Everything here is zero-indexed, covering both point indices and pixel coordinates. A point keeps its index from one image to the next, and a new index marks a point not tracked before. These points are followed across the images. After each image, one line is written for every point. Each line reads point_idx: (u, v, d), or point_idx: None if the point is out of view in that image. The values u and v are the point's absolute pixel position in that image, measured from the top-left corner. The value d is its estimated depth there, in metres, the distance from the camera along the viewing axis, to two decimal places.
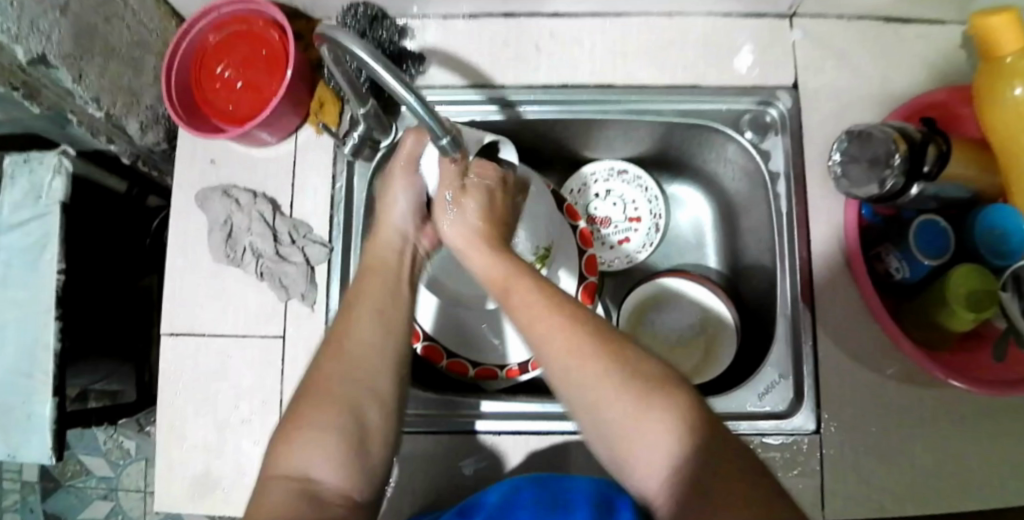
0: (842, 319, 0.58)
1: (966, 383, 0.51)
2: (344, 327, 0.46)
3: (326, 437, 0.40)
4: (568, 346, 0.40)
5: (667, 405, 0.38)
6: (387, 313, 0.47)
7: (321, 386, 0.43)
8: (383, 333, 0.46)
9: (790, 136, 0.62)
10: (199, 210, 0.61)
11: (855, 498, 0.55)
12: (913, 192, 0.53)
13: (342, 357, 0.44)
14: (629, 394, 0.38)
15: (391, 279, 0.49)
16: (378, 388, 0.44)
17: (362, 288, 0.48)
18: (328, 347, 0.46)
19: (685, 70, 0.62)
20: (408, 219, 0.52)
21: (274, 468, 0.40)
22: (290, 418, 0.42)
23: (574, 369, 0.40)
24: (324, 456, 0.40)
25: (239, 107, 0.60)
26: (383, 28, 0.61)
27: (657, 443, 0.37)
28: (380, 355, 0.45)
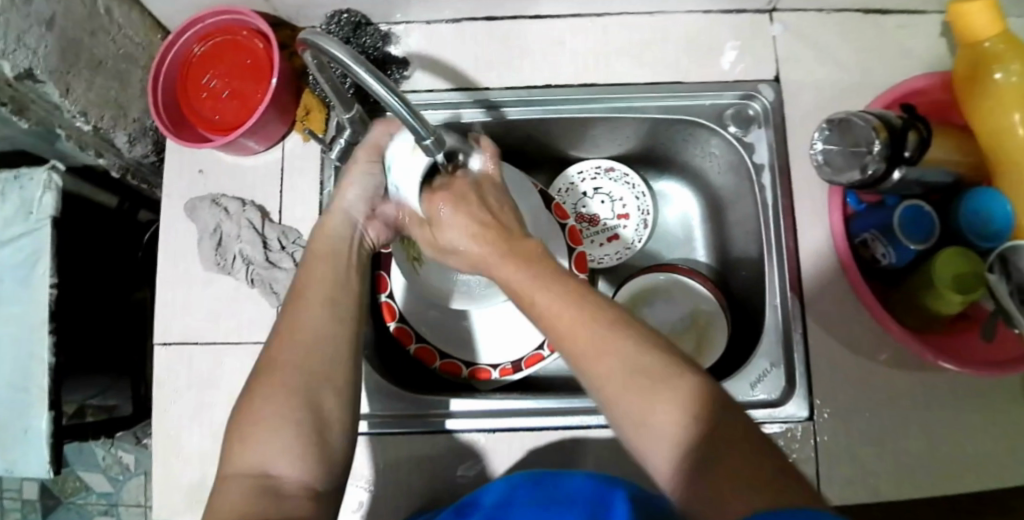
0: (830, 306, 0.58)
1: (956, 365, 0.52)
2: (292, 314, 0.46)
3: (280, 431, 0.40)
4: (577, 332, 0.39)
5: (681, 388, 0.35)
6: (333, 297, 0.47)
7: (275, 372, 0.43)
8: (331, 315, 0.46)
9: (773, 128, 0.62)
10: (189, 219, 0.62)
11: (852, 484, 0.55)
12: (895, 177, 0.53)
13: (293, 345, 0.44)
14: (639, 379, 0.36)
15: (336, 264, 0.50)
16: (331, 372, 0.43)
17: (307, 277, 0.48)
18: (277, 337, 0.45)
19: (668, 67, 0.63)
20: (358, 207, 0.54)
21: (235, 464, 0.40)
22: (243, 412, 0.42)
23: (584, 354, 0.38)
24: (280, 449, 0.39)
25: (226, 116, 0.60)
26: (366, 35, 0.62)
27: (665, 428, 0.34)
28: (328, 337, 0.45)
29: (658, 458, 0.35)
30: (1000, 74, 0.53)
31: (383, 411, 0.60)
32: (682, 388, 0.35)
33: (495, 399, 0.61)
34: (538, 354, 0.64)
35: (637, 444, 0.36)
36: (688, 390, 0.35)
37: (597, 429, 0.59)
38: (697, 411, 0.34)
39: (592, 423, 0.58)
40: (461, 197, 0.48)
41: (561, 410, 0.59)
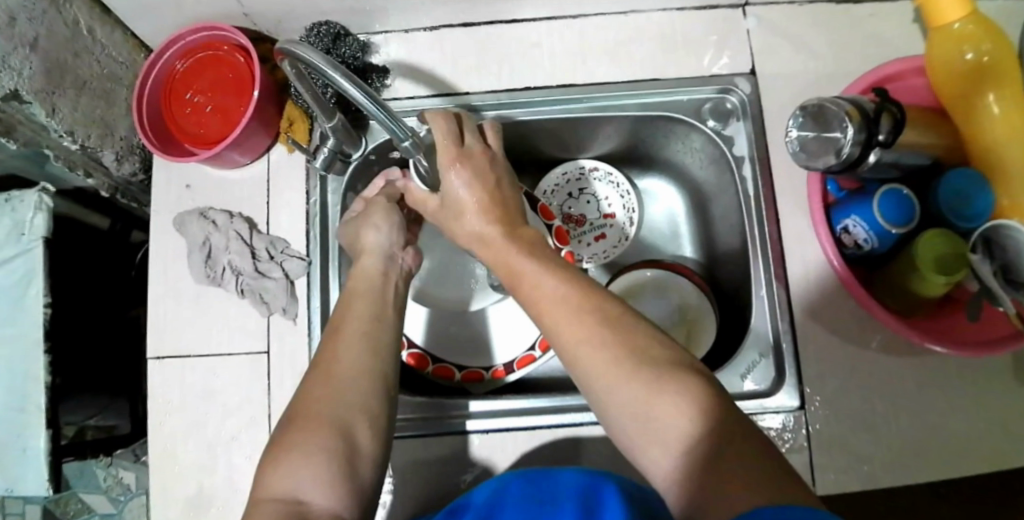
0: (815, 293, 0.59)
1: (947, 347, 0.52)
2: (331, 350, 0.46)
3: (314, 458, 0.39)
4: (578, 329, 0.39)
5: (679, 381, 0.36)
6: (371, 334, 0.47)
7: (309, 405, 0.42)
8: (370, 353, 0.46)
9: (751, 121, 0.63)
10: (178, 233, 0.63)
11: (847, 470, 0.55)
12: (870, 160, 0.53)
13: (329, 380, 0.44)
14: (638, 377, 0.36)
15: (374, 298, 0.50)
16: (367, 408, 0.43)
17: (344, 313, 0.49)
18: (312, 373, 0.45)
19: (645, 64, 0.64)
20: (386, 242, 0.55)
21: (265, 490, 0.38)
22: (279, 444, 0.41)
23: (588, 349, 0.38)
24: (314, 475, 0.38)
25: (210, 129, 0.61)
26: (346, 45, 0.62)
27: (670, 429, 0.35)
28: (369, 373, 0.45)
29: (655, 453, 0.35)
30: (971, 54, 0.54)
31: None
32: (678, 381, 0.36)
33: (488, 400, 0.61)
34: (530, 355, 0.66)
35: (634, 440, 0.36)
36: (688, 384, 0.36)
37: (590, 427, 0.59)
38: (697, 408, 0.34)
39: (584, 420, 0.58)
40: (473, 172, 0.49)
41: (555, 408, 0.60)
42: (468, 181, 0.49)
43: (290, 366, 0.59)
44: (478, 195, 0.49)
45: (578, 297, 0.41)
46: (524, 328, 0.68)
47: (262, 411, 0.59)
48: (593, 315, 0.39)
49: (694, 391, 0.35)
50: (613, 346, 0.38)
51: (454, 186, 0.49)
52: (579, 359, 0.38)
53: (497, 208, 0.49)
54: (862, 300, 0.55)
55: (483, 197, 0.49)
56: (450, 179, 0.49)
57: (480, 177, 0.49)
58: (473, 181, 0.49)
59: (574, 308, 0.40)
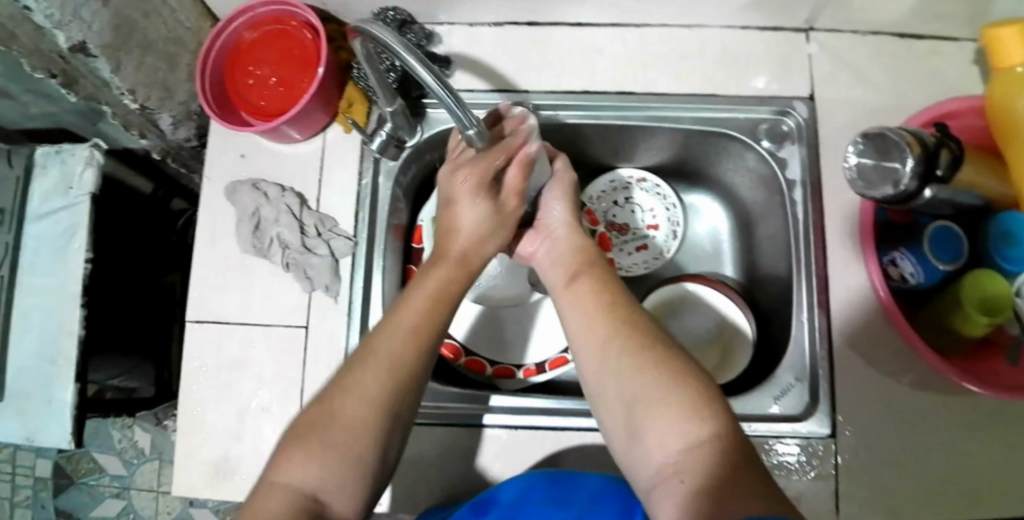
0: (856, 322, 0.59)
1: (980, 387, 0.52)
2: (377, 343, 0.43)
3: (341, 458, 0.38)
4: (602, 333, 0.45)
5: (690, 396, 0.39)
6: (422, 337, 0.44)
7: (345, 400, 0.40)
8: (416, 358, 0.43)
9: (806, 145, 0.63)
10: (228, 203, 0.63)
11: (872, 502, 0.55)
12: (925, 195, 0.54)
13: (378, 374, 0.41)
14: (655, 381, 0.41)
15: (431, 295, 0.46)
16: (399, 416, 0.41)
17: (401, 306, 0.45)
18: (356, 361, 0.42)
19: (704, 79, 0.64)
20: (473, 218, 0.50)
21: (284, 476, 0.38)
22: (308, 426, 0.40)
23: (608, 350, 0.44)
24: (336, 476, 0.38)
25: (270, 103, 0.62)
26: (411, 32, 0.63)
27: (672, 431, 0.38)
28: (414, 377, 0.42)
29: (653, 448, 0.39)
30: None
31: None
32: (690, 395, 0.39)
33: (518, 396, 0.61)
34: (563, 357, 0.66)
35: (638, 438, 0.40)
36: (698, 401, 0.39)
37: None
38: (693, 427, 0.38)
39: None
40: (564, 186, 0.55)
41: (581, 411, 0.59)
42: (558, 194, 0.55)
43: (328, 344, 0.60)
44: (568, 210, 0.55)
45: (609, 311, 0.46)
46: (558, 330, 0.69)
47: (295, 385, 0.59)
48: (622, 327, 0.44)
49: (701, 408, 0.39)
50: (637, 357, 0.42)
51: (548, 198, 0.55)
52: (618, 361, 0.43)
53: (577, 227, 0.54)
54: (910, 341, 0.54)
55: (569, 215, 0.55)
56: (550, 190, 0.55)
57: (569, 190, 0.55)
58: (559, 198, 0.55)
59: (600, 313, 0.46)
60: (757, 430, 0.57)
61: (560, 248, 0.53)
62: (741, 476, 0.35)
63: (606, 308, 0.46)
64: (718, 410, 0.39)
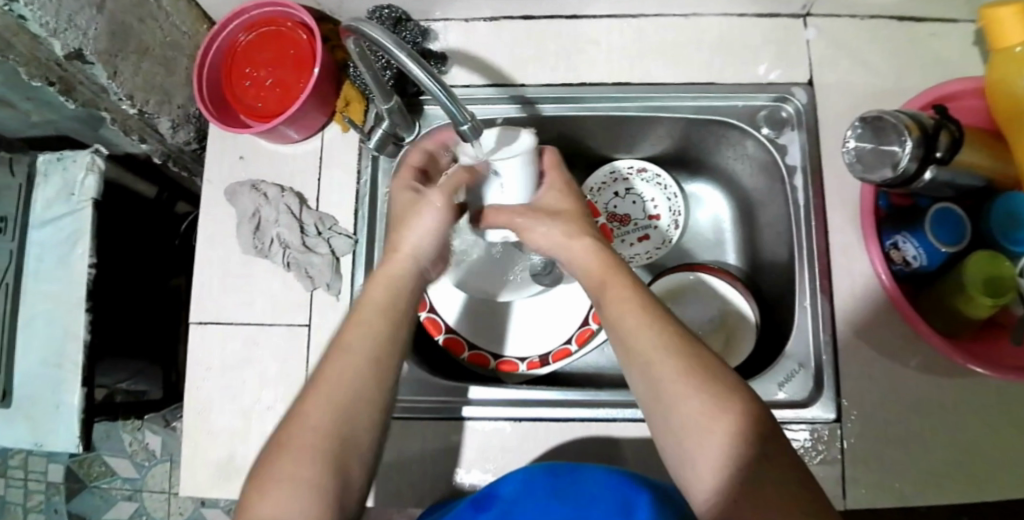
0: (860, 307, 0.59)
1: (988, 368, 0.52)
2: (331, 370, 0.43)
3: (308, 497, 0.37)
4: (641, 331, 0.41)
5: (733, 401, 0.37)
6: (378, 358, 0.44)
7: (305, 434, 0.40)
8: (374, 383, 0.43)
9: (805, 131, 0.63)
10: (228, 204, 0.63)
11: (878, 487, 0.55)
12: (926, 176, 0.53)
13: (333, 407, 0.41)
14: (700, 389, 0.38)
15: (384, 313, 0.46)
16: (362, 444, 0.41)
17: (350, 325, 0.45)
18: (310, 391, 0.42)
19: (701, 68, 0.64)
20: (425, 249, 0.50)
21: (252, 517, 0.37)
22: (268, 465, 0.39)
23: (648, 350, 0.40)
24: (304, 513, 0.37)
25: (268, 104, 0.62)
26: (406, 30, 0.62)
27: (714, 442, 0.36)
28: (367, 405, 0.42)
29: (699, 454, 0.37)
30: None
31: (410, 398, 0.61)
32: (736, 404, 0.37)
33: (521, 390, 0.61)
34: (565, 349, 0.65)
35: (677, 443, 0.38)
36: (742, 407, 0.37)
37: (624, 423, 0.58)
38: (728, 407, 0.37)
39: (617, 416, 0.58)
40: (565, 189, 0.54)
41: (587, 402, 0.60)
42: (561, 195, 0.54)
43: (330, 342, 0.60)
44: (571, 210, 0.53)
45: (646, 308, 0.43)
46: (558, 321, 0.67)
47: (299, 383, 0.59)
48: (661, 326, 0.41)
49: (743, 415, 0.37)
50: (679, 361, 0.39)
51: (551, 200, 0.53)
52: (653, 367, 0.40)
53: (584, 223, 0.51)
54: (912, 320, 0.54)
55: (574, 213, 0.52)
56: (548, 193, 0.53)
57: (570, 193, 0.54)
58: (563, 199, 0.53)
59: (634, 309, 0.43)
60: None
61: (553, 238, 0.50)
62: (778, 452, 0.36)
63: (643, 305, 0.43)
64: (761, 416, 0.38)
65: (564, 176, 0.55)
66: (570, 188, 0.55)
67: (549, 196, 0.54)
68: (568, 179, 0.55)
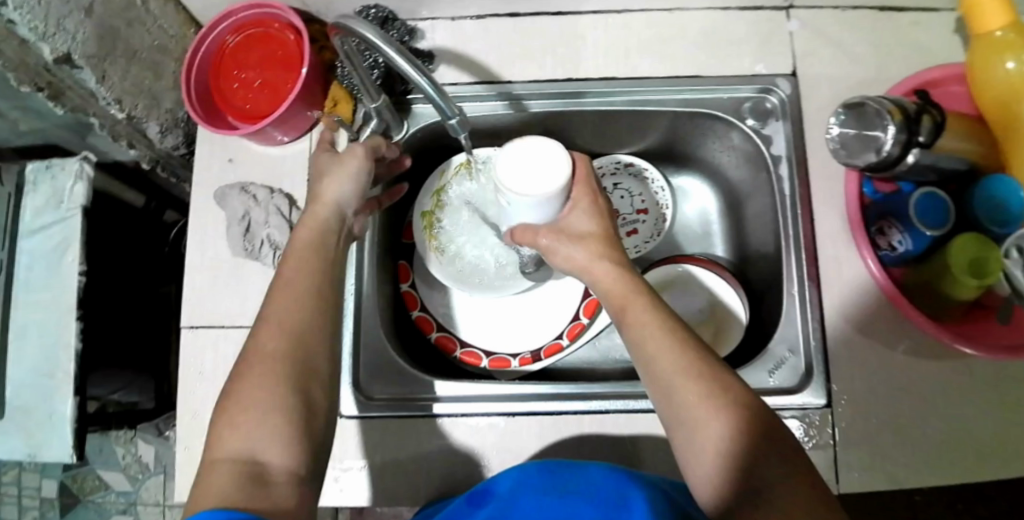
0: (849, 294, 0.59)
1: (975, 348, 0.52)
2: (276, 304, 0.44)
3: (271, 417, 0.38)
4: (669, 357, 0.41)
5: (763, 433, 0.38)
6: (319, 290, 0.46)
7: (264, 362, 0.41)
8: (316, 310, 0.45)
9: (790, 121, 0.63)
10: (217, 207, 0.63)
11: (871, 470, 0.55)
12: (909, 160, 0.54)
13: (284, 331, 0.42)
14: (732, 420, 0.38)
15: (314, 250, 0.48)
16: (320, 370, 0.42)
17: (287, 265, 0.47)
18: (262, 327, 0.43)
19: (685, 61, 0.65)
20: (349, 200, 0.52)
21: (219, 450, 0.37)
22: (228, 400, 0.40)
23: (679, 378, 0.40)
24: (270, 436, 0.38)
25: (256, 105, 0.62)
26: (394, 29, 0.62)
27: (746, 473, 0.37)
28: (315, 331, 0.44)
29: (722, 481, 0.37)
30: (1013, 63, 0.54)
31: (400, 395, 0.60)
32: (765, 436, 0.38)
33: (513, 385, 0.61)
34: (557, 344, 0.65)
35: (705, 472, 0.38)
36: (773, 440, 0.38)
37: (616, 415, 0.58)
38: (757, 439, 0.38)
39: (609, 408, 0.59)
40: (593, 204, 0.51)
41: (579, 395, 0.60)
42: (589, 215, 0.51)
43: None
44: (598, 228, 0.50)
45: (673, 333, 0.42)
46: (550, 317, 0.67)
47: None
48: (689, 353, 0.41)
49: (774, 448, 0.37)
50: (709, 390, 0.39)
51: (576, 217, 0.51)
52: (682, 394, 0.40)
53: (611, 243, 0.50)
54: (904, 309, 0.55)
55: (602, 231, 0.50)
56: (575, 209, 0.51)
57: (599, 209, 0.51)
58: (592, 216, 0.51)
59: (661, 334, 0.42)
60: None
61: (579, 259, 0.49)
62: (807, 482, 0.37)
63: (669, 330, 0.42)
64: (790, 447, 0.38)
65: (591, 192, 0.51)
66: (601, 204, 0.51)
67: (574, 217, 0.51)
68: (597, 197, 0.51)
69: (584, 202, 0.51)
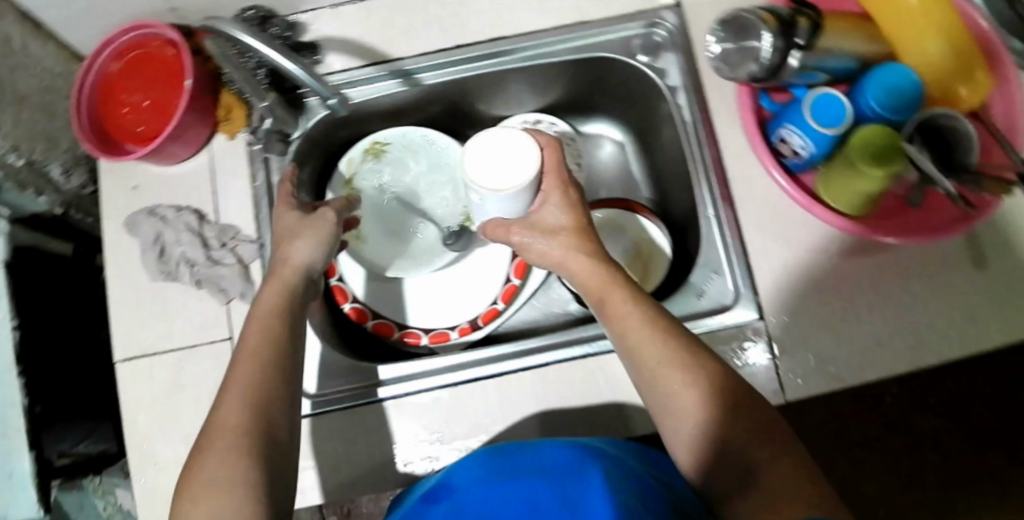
0: (764, 208, 0.59)
1: (897, 238, 0.56)
2: (236, 368, 0.44)
3: (232, 492, 0.37)
4: (650, 346, 0.43)
5: (746, 414, 0.39)
6: (279, 353, 0.46)
7: (223, 431, 0.40)
8: (272, 369, 0.45)
9: (680, 50, 0.63)
10: (131, 237, 0.63)
11: (815, 375, 0.55)
12: (792, 63, 0.53)
13: (245, 399, 0.42)
14: (716, 403, 0.40)
15: (274, 308, 0.49)
16: (278, 434, 0.42)
17: (250, 328, 0.48)
18: (222, 394, 0.43)
19: (570, 9, 0.65)
20: (312, 253, 0.54)
21: None
22: (188, 473, 0.39)
23: (663, 367, 0.42)
24: (231, 510, 0.36)
25: (149, 126, 0.62)
26: (272, 25, 0.62)
27: (738, 452, 0.38)
28: (277, 391, 0.44)
29: (713, 462, 0.39)
30: None
31: (343, 386, 0.60)
32: (747, 416, 0.39)
33: (455, 356, 0.61)
34: (494, 309, 0.65)
35: (699, 454, 0.40)
36: (757, 418, 0.39)
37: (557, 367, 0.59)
38: (740, 417, 0.39)
39: (551, 360, 0.59)
40: (566, 199, 0.53)
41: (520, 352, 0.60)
42: (564, 209, 0.53)
43: None
44: (574, 221, 0.53)
45: (654, 324, 0.44)
46: (482, 285, 0.69)
47: None
48: (668, 340, 0.43)
49: (762, 427, 0.39)
50: (693, 374, 0.41)
51: (553, 215, 0.53)
52: (666, 379, 0.42)
53: (587, 237, 0.52)
54: (830, 219, 0.57)
55: (578, 227, 0.52)
56: (551, 205, 0.53)
57: (574, 204, 0.53)
58: (567, 210, 0.53)
59: (641, 325, 0.44)
60: None
61: (557, 252, 0.52)
62: (793, 457, 0.38)
63: (648, 321, 0.45)
64: (776, 423, 0.39)
65: (563, 186, 0.53)
66: (574, 195, 0.53)
67: (547, 212, 0.53)
68: (570, 189, 0.53)
69: (558, 197, 0.53)
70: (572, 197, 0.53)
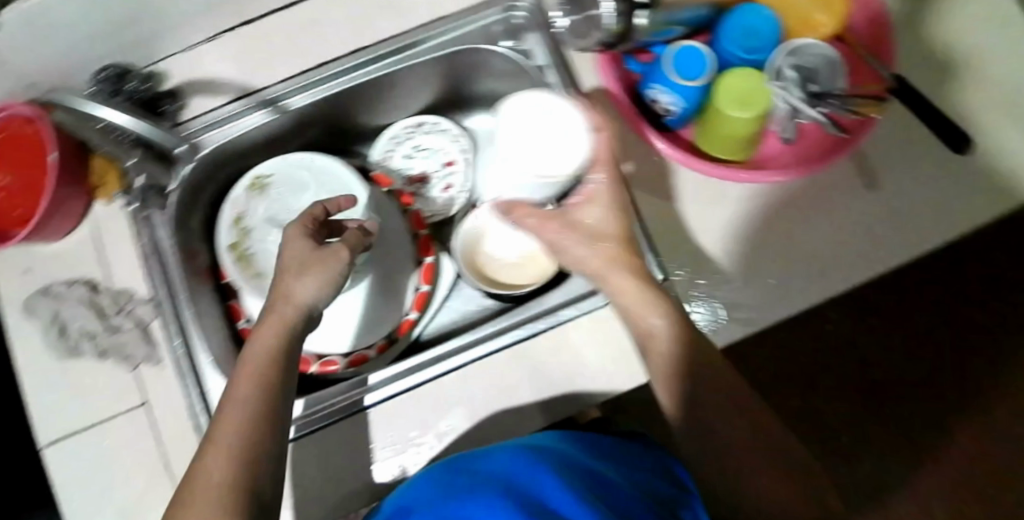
0: (645, 169, 0.59)
1: (783, 175, 0.56)
2: (225, 422, 0.44)
3: None
4: (662, 352, 0.48)
5: (746, 407, 0.47)
6: (270, 404, 0.46)
7: (202, 488, 0.40)
8: (259, 415, 0.44)
9: (541, 28, 0.62)
10: (27, 321, 0.62)
11: (729, 323, 0.54)
12: (636, 24, 0.54)
13: (229, 454, 0.42)
14: (720, 391, 0.46)
15: (269, 358, 0.48)
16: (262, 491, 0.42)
17: (240, 376, 0.47)
18: (206, 446, 0.43)
19: (424, 7, 0.64)
20: (313, 294, 0.51)
21: None
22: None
23: (669, 374, 0.47)
24: None
25: (21, 207, 0.61)
26: (129, 80, 0.62)
27: (735, 445, 0.45)
28: (265, 441, 0.44)
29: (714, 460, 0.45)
30: None
31: None
32: (749, 414, 0.46)
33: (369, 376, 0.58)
34: (408, 319, 0.67)
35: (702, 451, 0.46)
36: (754, 414, 0.47)
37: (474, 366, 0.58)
38: (741, 412, 0.46)
39: (466, 361, 0.58)
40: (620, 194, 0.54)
41: (433, 360, 0.58)
42: (606, 210, 0.54)
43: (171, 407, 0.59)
44: (615, 219, 0.54)
45: (682, 324, 0.49)
46: None
47: (154, 462, 0.57)
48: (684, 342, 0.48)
49: (754, 418, 0.46)
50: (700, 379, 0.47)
51: (595, 213, 0.55)
52: (685, 380, 0.47)
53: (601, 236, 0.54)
54: (712, 171, 0.57)
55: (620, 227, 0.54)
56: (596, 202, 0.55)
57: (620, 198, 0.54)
58: (608, 206, 0.54)
59: (651, 335, 0.49)
60: (573, 312, 0.58)
61: (594, 259, 0.54)
62: (784, 442, 0.46)
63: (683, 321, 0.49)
64: (766, 414, 0.47)
65: (608, 184, 0.54)
66: (614, 187, 0.54)
67: (589, 210, 0.55)
68: (615, 190, 0.54)
69: (594, 204, 0.55)
70: (616, 196, 0.54)
